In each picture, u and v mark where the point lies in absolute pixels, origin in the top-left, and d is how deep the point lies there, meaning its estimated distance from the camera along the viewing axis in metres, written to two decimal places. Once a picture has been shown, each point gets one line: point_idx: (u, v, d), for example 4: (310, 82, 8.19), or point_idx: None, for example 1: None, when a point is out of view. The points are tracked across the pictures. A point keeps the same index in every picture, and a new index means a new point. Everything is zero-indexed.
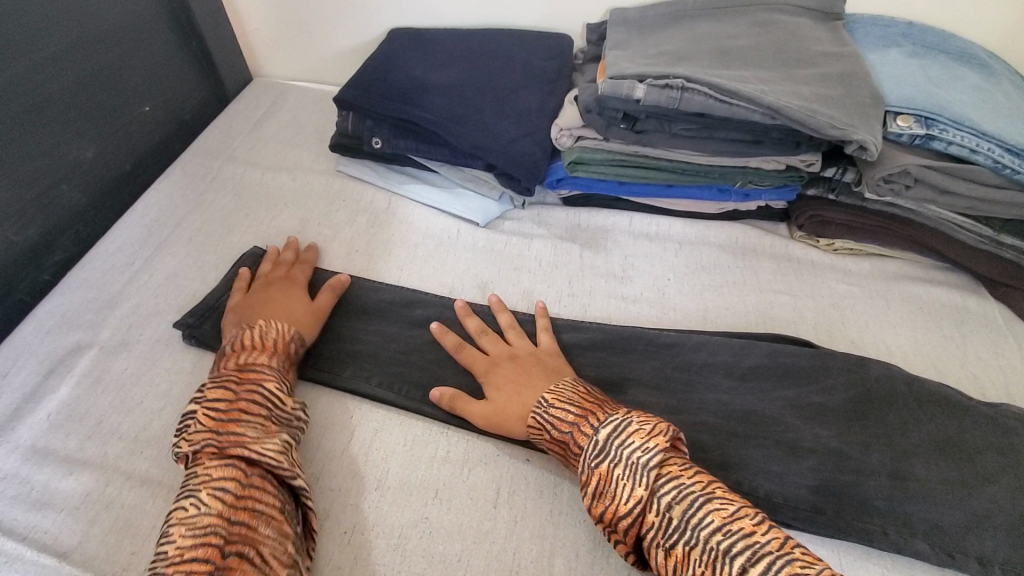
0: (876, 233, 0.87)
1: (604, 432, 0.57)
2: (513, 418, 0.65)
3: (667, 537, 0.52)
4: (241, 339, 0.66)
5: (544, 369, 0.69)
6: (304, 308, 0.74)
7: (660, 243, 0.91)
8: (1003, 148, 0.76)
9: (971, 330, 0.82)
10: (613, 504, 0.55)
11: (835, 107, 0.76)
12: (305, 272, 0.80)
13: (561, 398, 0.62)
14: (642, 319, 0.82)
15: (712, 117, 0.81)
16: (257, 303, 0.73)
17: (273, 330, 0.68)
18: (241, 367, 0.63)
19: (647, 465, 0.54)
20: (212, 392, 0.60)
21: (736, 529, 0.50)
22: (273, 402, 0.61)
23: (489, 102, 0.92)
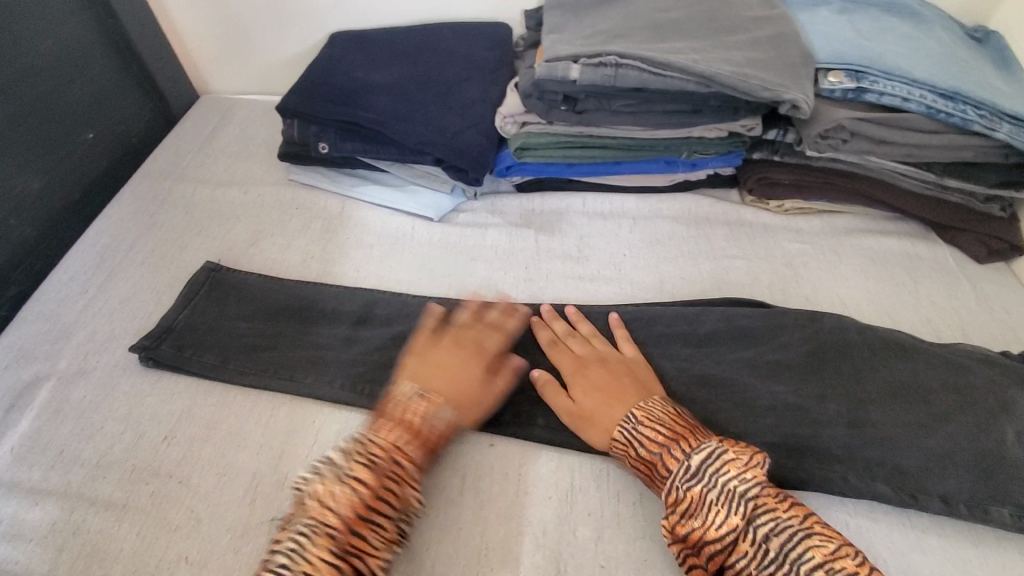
0: (823, 190, 0.89)
1: (698, 458, 0.57)
2: (598, 427, 0.65)
3: (759, 567, 0.52)
4: (408, 412, 0.62)
5: (632, 381, 0.67)
6: (483, 387, 0.67)
7: (614, 220, 0.92)
8: (934, 92, 0.76)
9: (923, 275, 0.83)
10: (703, 528, 0.54)
11: (765, 70, 0.76)
12: (498, 340, 0.72)
13: (652, 416, 0.61)
14: (601, 297, 0.82)
15: (650, 91, 0.81)
16: (434, 367, 0.67)
17: (438, 416, 0.62)
18: (394, 451, 0.58)
19: (745, 495, 0.54)
20: (359, 470, 0.56)
21: (838, 569, 0.50)
22: (407, 507, 0.57)
23: (433, 97, 0.92)
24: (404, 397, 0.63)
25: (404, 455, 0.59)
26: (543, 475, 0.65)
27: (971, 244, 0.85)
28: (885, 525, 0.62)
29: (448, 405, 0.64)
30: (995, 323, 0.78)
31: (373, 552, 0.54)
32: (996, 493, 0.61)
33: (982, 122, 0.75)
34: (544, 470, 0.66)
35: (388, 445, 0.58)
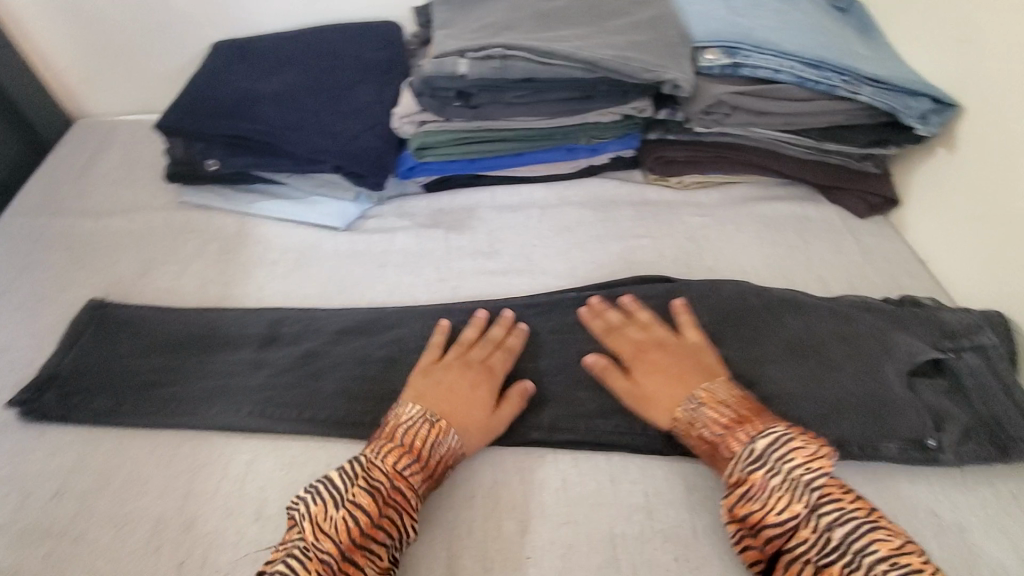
0: (716, 162, 0.93)
1: (763, 443, 0.57)
2: (659, 408, 0.65)
3: (822, 554, 0.52)
4: (414, 435, 0.61)
5: (697, 365, 0.67)
6: (487, 411, 0.66)
7: (523, 211, 0.93)
8: (801, 63, 0.80)
9: (813, 234, 0.89)
10: (763, 510, 0.55)
11: (645, 52, 0.78)
12: (505, 362, 0.70)
13: (716, 401, 0.62)
14: (516, 288, 0.82)
15: (539, 81, 0.82)
16: (440, 387, 0.66)
17: (442, 442, 0.61)
18: (396, 479, 0.58)
19: (809, 484, 0.55)
20: (360, 496, 0.56)
21: (905, 564, 0.50)
22: (403, 535, 0.56)
23: (324, 102, 0.89)
24: (411, 420, 0.62)
25: (407, 483, 0.58)
26: (466, 476, 0.65)
27: (852, 201, 0.91)
28: None
29: (453, 431, 0.62)
30: (878, 274, 0.84)
31: None
32: (886, 431, 0.65)
33: (846, 87, 0.81)
34: (466, 471, 0.65)
35: (392, 472, 0.58)
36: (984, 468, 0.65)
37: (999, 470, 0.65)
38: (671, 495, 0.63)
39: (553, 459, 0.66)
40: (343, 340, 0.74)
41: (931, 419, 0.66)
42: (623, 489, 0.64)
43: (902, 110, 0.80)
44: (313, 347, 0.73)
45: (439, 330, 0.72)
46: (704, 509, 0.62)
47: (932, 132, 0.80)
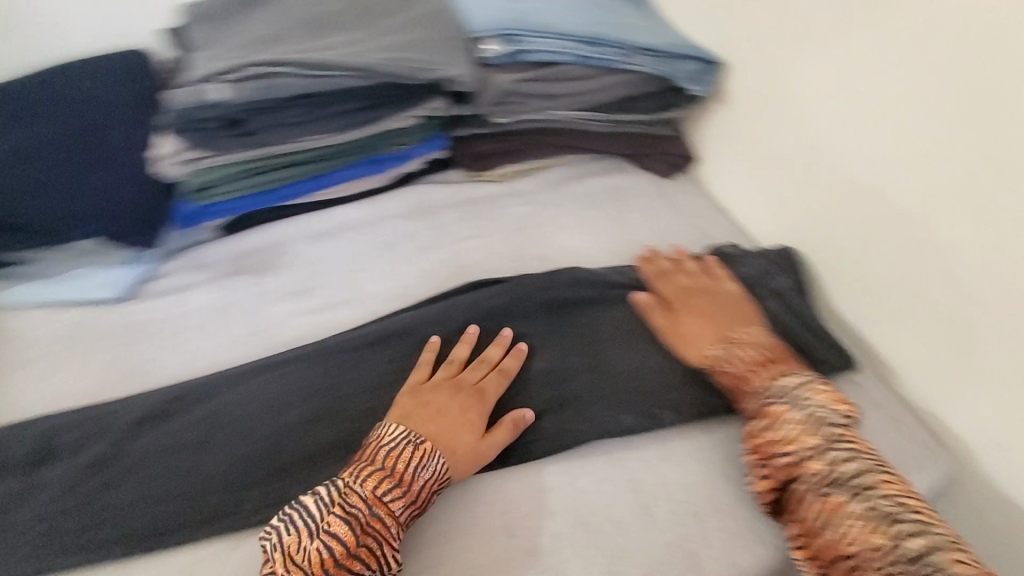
0: (528, 150, 0.93)
1: (795, 381, 0.63)
2: (692, 348, 0.70)
3: (828, 485, 0.56)
4: (396, 458, 0.56)
5: (737, 312, 0.71)
6: (475, 435, 0.61)
7: (338, 237, 0.83)
8: (577, 42, 0.81)
9: (630, 203, 0.91)
10: (781, 442, 0.60)
11: (421, 50, 0.74)
12: (496, 387, 0.65)
13: (746, 343, 0.67)
14: (342, 324, 0.74)
15: (314, 95, 0.74)
16: (426, 407, 0.62)
17: (427, 467, 0.57)
18: (376, 505, 0.54)
19: (829, 420, 0.60)
20: (335, 523, 0.52)
21: (907, 506, 0.54)
22: (384, 566, 0.52)
23: (63, 155, 0.75)
24: (393, 441, 0.58)
25: (387, 510, 0.54)
26: None
27: (658, 164, 0.96)
28: (643, 447, 0.66)
29: (438, 454, 0.58)
30: (691, 230, 0.88)
31: None
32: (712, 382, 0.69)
33: (624, 60, 0.84)
34: None
35: (371, 497, 0.54)
36: None
37: None
38: (531, 504, 0.60)
39: None
40: (138, 432, 0.63)
41: None
42: (485, 515, 0.59)
43: (677, 74, 0.85)
44: (97, 452, 0.61)
45: (433, 347, 0.68)
46: (566, 508, 0.60)
47: (705, 90, 0.87)
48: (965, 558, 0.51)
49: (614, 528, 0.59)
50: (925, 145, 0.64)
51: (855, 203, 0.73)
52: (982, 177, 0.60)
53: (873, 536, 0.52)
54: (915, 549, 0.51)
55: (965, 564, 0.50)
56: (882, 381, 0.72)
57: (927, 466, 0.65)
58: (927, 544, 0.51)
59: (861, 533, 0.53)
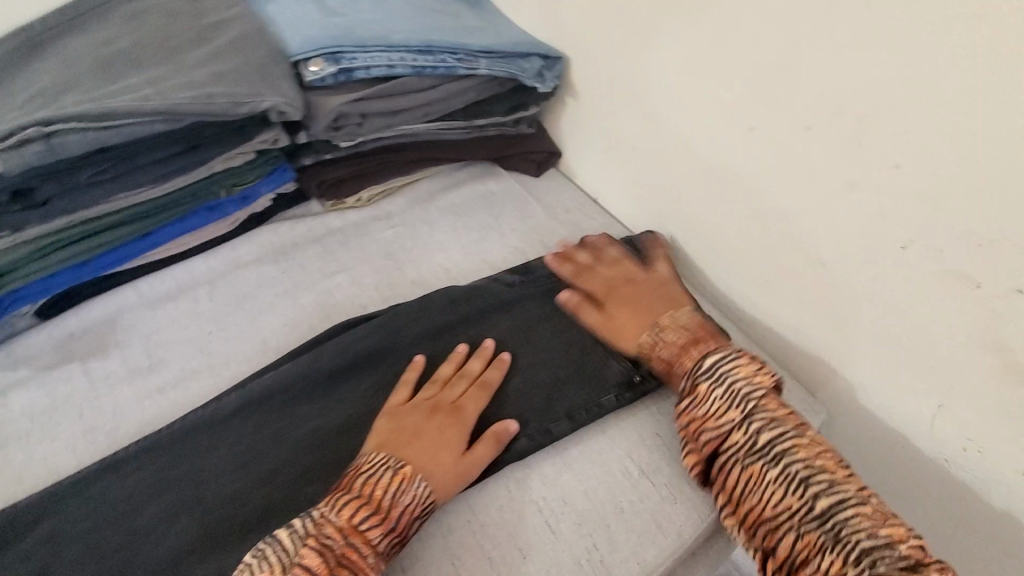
0: (387, 168, 0.87)
1: (714, 358, 0.62)
2: (625, 337, 0.70)
3: (748, 455, 0.56)
4: (374, 485, 0.54)
5: (660, 297, 0.71)
6: (455, 454, 0.59)
7: (185, 297, 0.74)
8: (413, 51, 0.77)
9: (501, 208, 0.89)
10: (704, 418, 0.60)
11: (233, 82, 0.67)
12: (478, 402, 0.64)
13: (675, 325, 0.67)
14: (199, 396, 0.67)
15: (116, 147, 0.65)
16: (405, 428, 0.60)
17: (408, 491, 0.55)
18: (352, 535, 0.51)
19: (747, 394, 0.59)
20: (308, 557, 0.50)
21: (823, 469, 0.54)
22: None
23: None
24: (372, 467, 0.56)
25: (363, 539, 0.51)
26: None
27: (523, 164, 0.94)
28: (543, 463, 0.63)
29: (419, 478, 0.56)
30: (564, 226, 0.88)
31: None
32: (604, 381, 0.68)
33: (464, 65, 0.80)
34: None
35: (345, 526, 0.51)
36: None
37: None
38: (432, 553, 0.57)
39: None
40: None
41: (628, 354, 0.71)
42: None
43: (520, 73, 0.83)
44: None
45: (416, 366, 0.66)
46: (469, 548, 0.57)
47: (552, 85, 0.86)
48: (880, 520, 0.51)
49: (520, 558, 0.57)
50: (752, 121, 0.66)
51: (706, 181, 0.74)
52: (805, 146, 0.62)
53: (788, 501, 0.53)
54: (826, 513, 0.52)
55: (872, 518, 0.51)
56: (757, 346, 0.76)
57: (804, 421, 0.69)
58: (834, 508, 0.52)
59: (776, 500, 0.54)
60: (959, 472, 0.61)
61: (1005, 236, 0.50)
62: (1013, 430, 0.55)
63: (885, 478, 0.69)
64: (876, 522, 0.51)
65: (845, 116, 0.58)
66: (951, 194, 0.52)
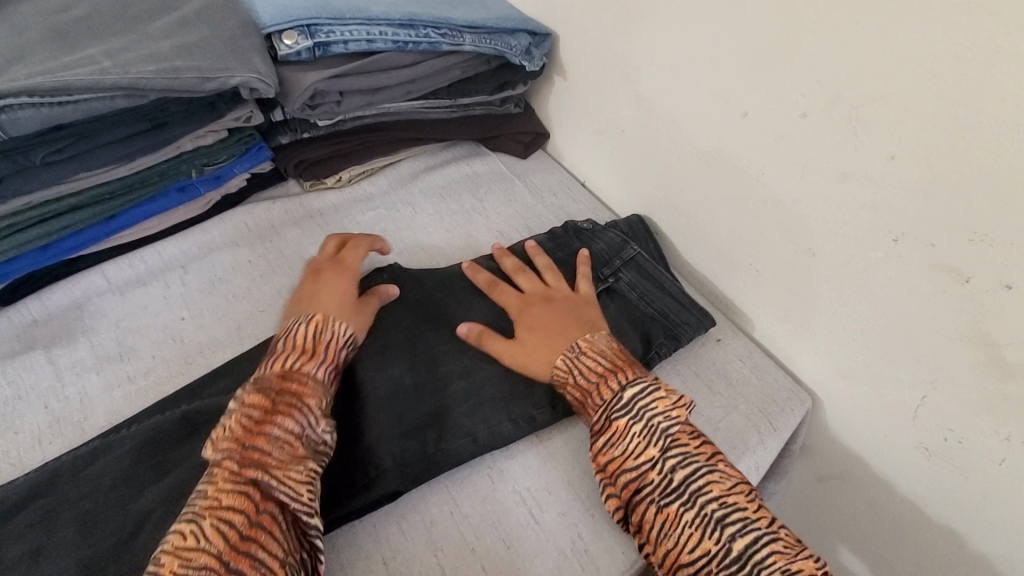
0: (367, 148, 0.84)
1: (632, 391, 0.57)
2: (539, 362, 0.64)
3: (664, 495, 0.54)
4: (296, 336, 0.58)
5: (579, 318, 0.67)
6: (354, 300, 0.65)
7: (156, 281, 0.71)
8: (394, 25, 0.73)
9: (486, 190, 0.87)
10: (621, 457, 0.56)
11: (200, 55, 0.63)
12: (355, 257, 0.70)
13: (594, 348, 0.62)
14: (169, 385, 0.64)
15: (73, 124, 0.60)
16: (302, 299, 0.65)
17: (327, 328, 0.59)
18: (286, 369, 0.55)
19: (667, 429, 0.56)
20: (251, 392, 0.52)
21: (733, 504, 0.52)
22: (308, 418, 0.52)
23: None
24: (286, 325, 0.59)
25: (298, 368, 0.55)
26: None
27: (510, 145, 0.91)
28: (526, 452, 0.63)
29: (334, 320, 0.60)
30: (551, 210, 0.86)
31: (278, 467, 0.49)
32: None
33: (448, 41, 0.76)
34: None
35: (278, 370, 0.54)
36: (672, 358, 0.72)
37: (682, 354, 0.72)
38: (415, 546, 0.56)
39: None
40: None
41: (613, 340, 0.70)
42: (365, 568, 0.54)
43: (506, 50, 0.79)
44: None
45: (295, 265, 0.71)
46: (454, 539, 0.56)
47: (540, 64, 0.82)
48: (792, 554, 0.50)
49: (503, 548, 0.56)
50: (745, 107, 0.64)
51: (695, 167, 0.72)
52: (799, 135, 0.60)
53: (705, 544, 0.51)
54: (740, 549, 0.50)
55: (786, 554, 0.50)
56: (742, 334, 0.76)
57: (788, 409, 0.69)
58: (744, 545, 0.50)
59: (691, 542, 0.52)
60: (935, 458, 0.62)
61: (994, 230, 0.50)
62: (992, 421, 0.56)
63: (867, 461, 0.70)
64: (788, 558, 0.49)
65: (839, 105, 0.56)
66: (947, 185, 0.51)
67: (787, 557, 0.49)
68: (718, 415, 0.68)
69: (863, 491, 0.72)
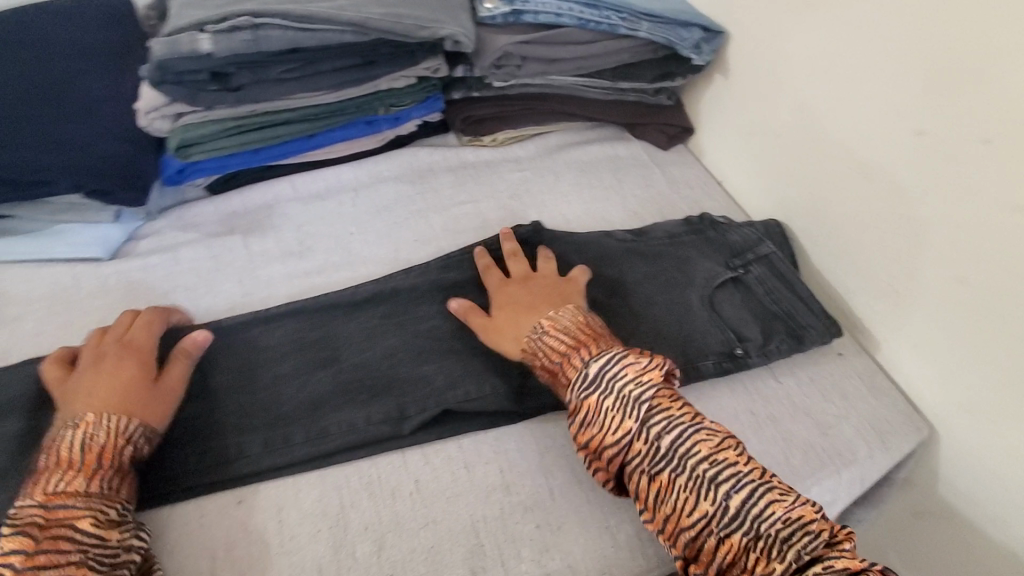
0: (525, 115, 0.91)
1: (599, 366, 0.58)
2: (509, 340, 0.65)
3: (653, 464, 0.55)
4: (58, 450, 0.52)
5: (560, 295, 0.68)
6: (147, 386, 0.58)
7: (332, 197, 0.82)
8: (581, 4, 0.80)
9: (624, 172, 0.91)
10: (601, 433, 0.57)
11: (418, 6, 0.72)
12: (150, 333, 0.62)
13: (557, 326, 0.62)
14: (333, 284, 0.74)
15: (307, 49, 0.71)
16: (78, 389, 0.57)
17: (102, 431, 0.53)
18: (51, 499, 0.49)
19: (640, 398, 0.57)
20: (3, 544, 0.47)
21: (723, 461, 0.54)
22: (90, 541, 0.48)
23: (41, 105, 0.72)
24: (58, 434, 0.53)
25: (66, 494, 0.50)
26: (300, 500, 0.58)
27: (654, 134, 0.95)
28: None
29: (107, 415, 0.54)
30: (684, 201, 0.89)
31: None
32: (702, 351, 0.72)
33: (626, 25, 0.82)
34: (304, 499, 0.59)
35: (40, 500, 0.49)
36: (788, 359, 0.74)
37: (796, 358, 0.74)
38: (528, 465, 0.62)
39: (403, 463, 0.61)
40: None
41: (732, 326, 0.74)
42: (482, 473, 0.61)
43: (677, 41, 0.83)
44: None
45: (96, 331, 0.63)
46: (562, 468, 0.62)
47: (706, 59, 0.86)
48: (788, 501, 0.52)
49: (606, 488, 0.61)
50: (922, 125, 0.64)
51: (849, 179, 0.73)
52: (975, 159, 0.60)
53: (701, 505, 0.53)
54: (738, 503, 0.52)
55: (781, 502, 0.52)
56: (863, 353, 0.75)
57: (899, 432, 0.69)
58: (739, 500, 0.52)
59: (688, 504, 0.53)
60: None
61: None
62: None
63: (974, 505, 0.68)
64: (783, 506, 0.52)
65: None
66: None
67: (784, 504, 0.52)
68: (826, 422, 0.69)
69: (965, 535, 0.70)
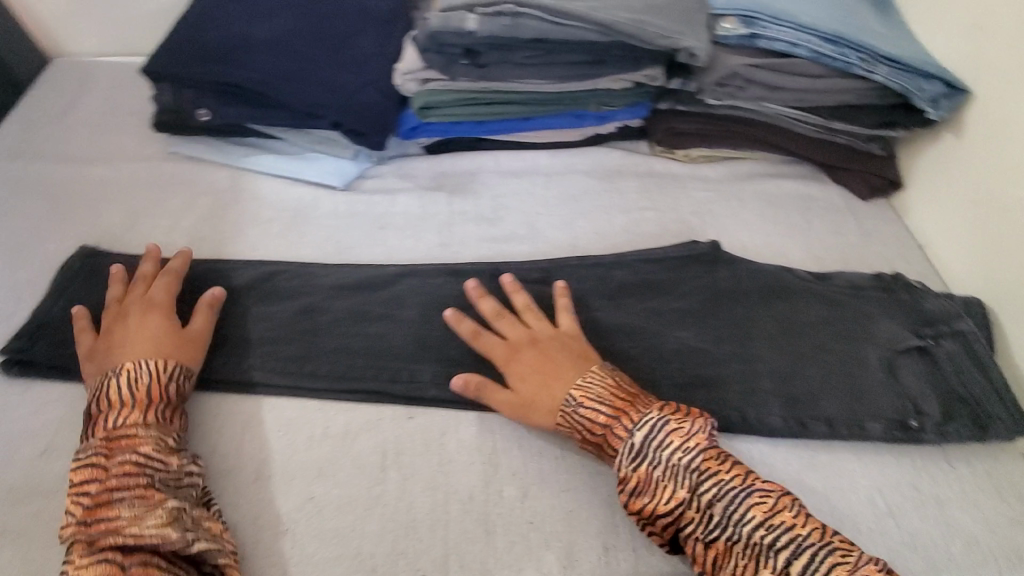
0: (726, 138, 0.91)
1: (641, 436, 0.57)
2: (541, 411, 0.63)
3: (706, 532, 0.54)
4: (108, 398, 0.59)
5: (569, 357, 0.65)
6: (177, 335, 0.65)
7: (528, 177, 0.89)
8: (821, 37, 0.81)
9: (814, 214, 0.89)
10: (652, 503, 0.55)
11: (663, 17, 0.79)
12: (163, 289, 0.68)
13: (591, 398, 0.61)
14: (514, 255, 0.80)
15: (551, 41, 0.79)
16: (111, 338, 0.64)
17: (144, 372, 0.60)
18: (110, 434, 0.56)
19: (688, 466, 0.55)
20: (80, 473, 0.55)
21: (779, 525, 0.52)
22: (150, 465, 0.55)
23: (324, 51, 0.86)
24: (100, 388, 0.60)
25: (127, 428, 0.57)
26: (465, 433, 0.65)
27: (856, 182, 0.91)
28: (785, 449, 0.67)
29: (145, 360, 0.61)
30: (875, 256, 0.85)
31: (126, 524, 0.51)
32: (872, 411, 0.68)
33: (861, 65, 0.82)
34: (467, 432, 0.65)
35: (101, 436, 0.56)
36: (968, 447, 0.68)
37: (978, 449, 0.68)
38: None
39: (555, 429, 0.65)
40: (362, 290, 0.74)
41: (911, 396, 0.69)
42: None
43: (914, 91, 0.80)
44: (313, 308, 0.72)
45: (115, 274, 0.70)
46: None
47: (939, 117, 0.81)
48: (853, 563, 0.50)
49: None
50: None
51: None
52: None
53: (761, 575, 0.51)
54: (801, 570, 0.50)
55: (847, 565, 0.50)
56: None
57: None
58: (803, 565, 0.51)
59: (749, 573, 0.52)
60: None
61: None
62: None
63: None
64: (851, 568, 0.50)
65: None
66: None
67: (851, 568, 0.50)
68: (1005, 525, 0.62)
69: None
